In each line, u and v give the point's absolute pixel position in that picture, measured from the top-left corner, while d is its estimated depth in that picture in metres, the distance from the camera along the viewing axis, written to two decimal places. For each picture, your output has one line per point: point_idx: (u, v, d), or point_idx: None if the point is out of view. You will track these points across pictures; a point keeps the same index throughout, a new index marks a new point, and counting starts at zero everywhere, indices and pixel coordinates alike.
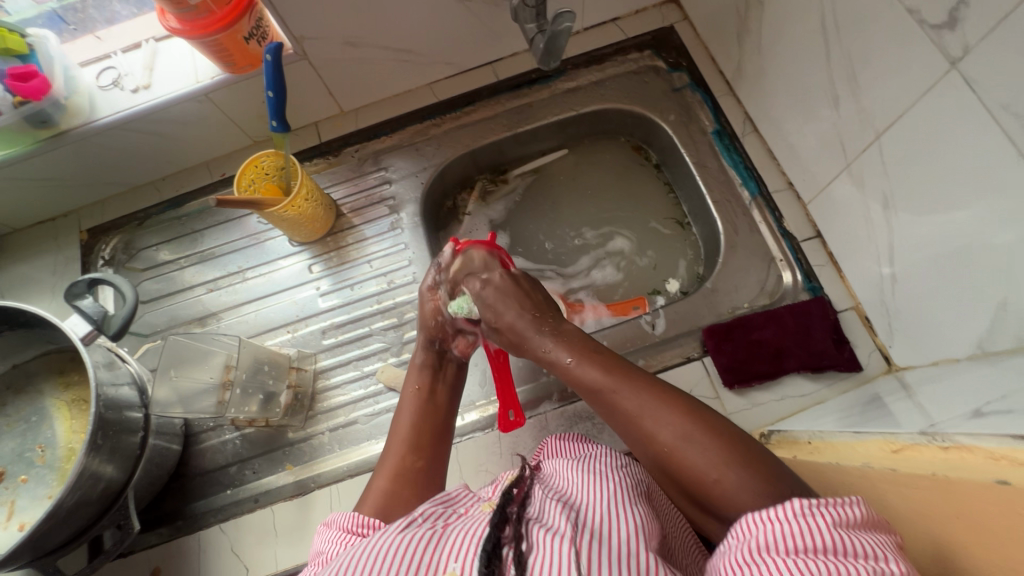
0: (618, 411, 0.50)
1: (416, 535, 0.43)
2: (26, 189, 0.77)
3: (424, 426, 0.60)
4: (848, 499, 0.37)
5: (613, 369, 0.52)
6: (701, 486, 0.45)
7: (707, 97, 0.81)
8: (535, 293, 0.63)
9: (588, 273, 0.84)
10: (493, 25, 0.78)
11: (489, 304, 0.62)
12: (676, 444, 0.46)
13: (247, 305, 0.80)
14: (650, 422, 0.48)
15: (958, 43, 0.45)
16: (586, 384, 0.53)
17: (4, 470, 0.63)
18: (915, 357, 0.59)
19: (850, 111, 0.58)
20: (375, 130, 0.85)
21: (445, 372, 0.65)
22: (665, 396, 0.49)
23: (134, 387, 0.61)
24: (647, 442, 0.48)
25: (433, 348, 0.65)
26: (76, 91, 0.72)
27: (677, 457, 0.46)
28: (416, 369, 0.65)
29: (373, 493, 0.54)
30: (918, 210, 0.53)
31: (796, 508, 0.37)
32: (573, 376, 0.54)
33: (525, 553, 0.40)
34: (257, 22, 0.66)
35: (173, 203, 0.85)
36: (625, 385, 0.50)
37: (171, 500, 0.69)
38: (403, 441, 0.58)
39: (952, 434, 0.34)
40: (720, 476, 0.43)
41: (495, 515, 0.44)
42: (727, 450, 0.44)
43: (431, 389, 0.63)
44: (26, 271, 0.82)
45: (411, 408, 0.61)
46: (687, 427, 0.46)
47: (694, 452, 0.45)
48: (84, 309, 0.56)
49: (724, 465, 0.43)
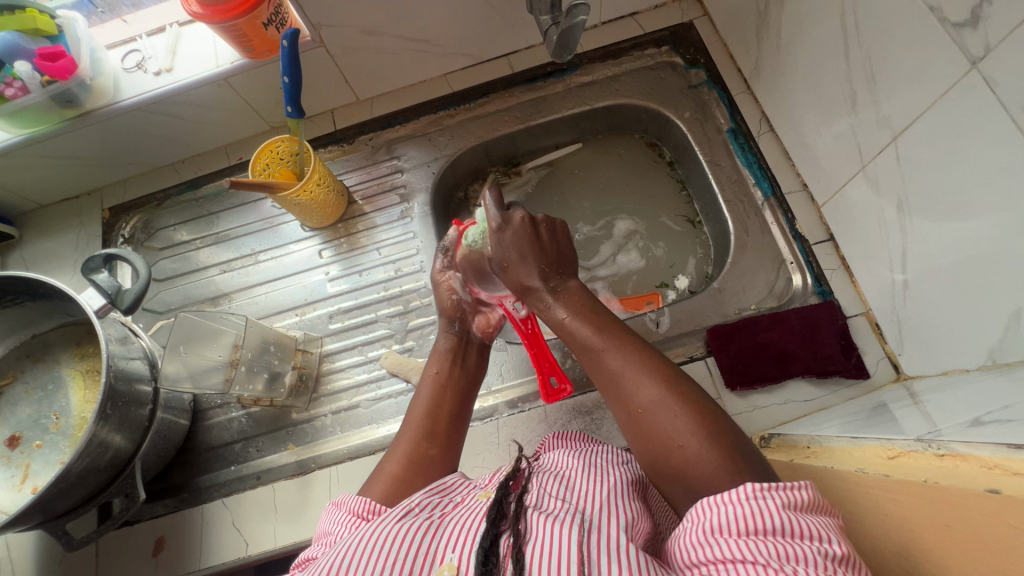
0: (602, 368, 0.50)
1: (413, 525, 0.43)
2: (52, 165, 0.80)
3: (438, 413, 0.60)
4: (799, 484, 0.37)
5: (607, 329, 0.52)
6: (662, 453, 0.45)
7: (724, 95, 0.80)
8: (540, 232, 0.58)
9: (613, 260, 0.84)
10: (508, 17, 0.78)
11: (496, 251, 0.58)
12: (650, 410, 0.46)
13: (258, 287, 0.82)
14: (633, 384, 0.48)
15: (980, 43, 0.43)
16: (577, 341, 0.53)
17: (20, 434, 0.65)
18: (924, 367, 0.57)
19: (867, 112, 0.57)
20: (389, 120, 0.86)
21: (466, 359, 0.65)
22: (657, 364, 0.48)
23: (145, 361, 0.64)
24: (623, 402, 0.48)
25: (453, 331, 0.66)
26: (102, 72, 0.74)
27: (648, 422, 0.46)
28: (436, 356, 0.65)
29: (384, 474, 0.55)
30: (932, 215, 0.52)
31: (746, 491, 0.36)
32: (566, 329, 0.54)
33: (522, 543, 0.40)
34: (276, 8, 0.68)
35: (191, 185, 0.87)
36: (614, 347, 0.50)
37: (177, 472, 0.71)
38: (416, 429, 0.58)
39: (949, 441, 0.34)
40: (685, 445, 0.43)
41: (491, 510, 0.43)
42: (697, 423, 0.44)
43: (449, 374, 0.63)
44: (50, 246, 0.85)
45: (425, 394, 0.62)
46: (665, 394, 0.46)
47: (667, 419, 0.45)
48: (100, 284, 0.58)
49: (695, 437, 0.43)
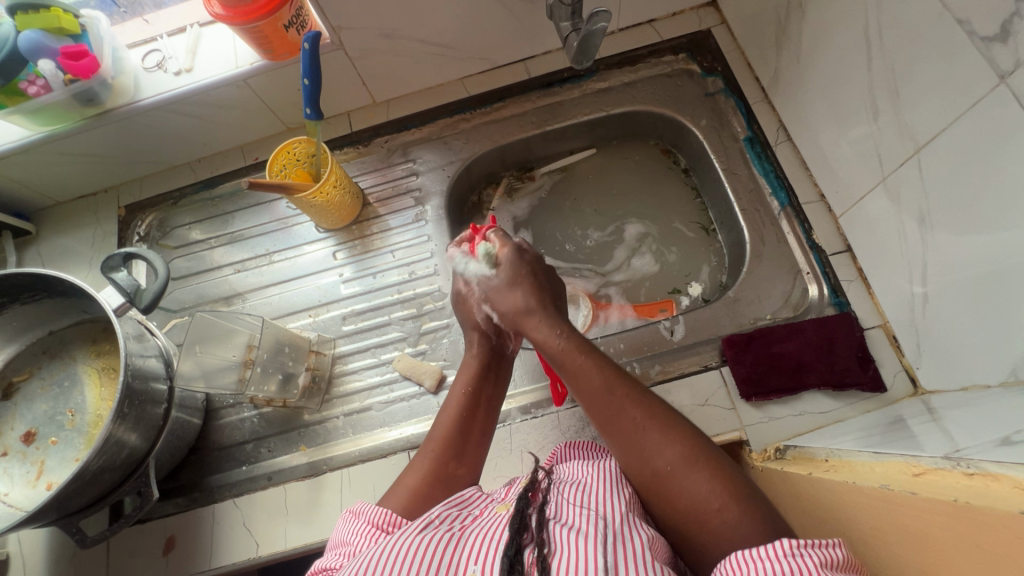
0: (620, 421, 0.49)
1: (435, 537, 0.43)
2: (70, 163, 0.80)
3: (467, 428, 0.58)
4: (831, 543, 0.37)
5: (620, 376, 0.51)
6: (696, 518, 0.43)
7: (741, 103, 0.80)
8: (536, 269, 0.62)
9: (628, 265, 0.84)
10: (527, 23, 0.78)
11: (505, 274, 0.61)
12: (678, 469, 0.45)
13: (271, 288, 0.82)
14: (655, 441, 0.46)
15: (1009, 58, 0.43)
16: (589, 392, 0.51)
17: (35, 430, 0.66)
18: (943, 382, 0.57)
19: (889, 123, 0.57)
20: (405, 123, 0.86)
21: (497, 375, 0.63)
22: (670, 420, 0.48)
23: (160, 359, 0.64)
24: (644, 459, 0.47)
25: (485, 344, 0.64)
26: (123, 72, 0.74)
27: (676, 482, 0.45)
28: (467, 370, 0.62)
29: (403, 488, 0.53)
30: (955, 229, 0.51)
31: (784, 548, 0.37)
32: (576, 379, 0.51)
33: (548, 557, 0.39)
34: (297, 11, 0.68)
35: (207, 184, 0.88)
36: (632, 397, 0.49)
37: (189, 471, 0.72)
38: (444, 446, 0.56)
39: (979, 461, 0.34)
40: (723, 510, 0.42)
41: (513, 522, 0.43)
42: (730, 485, 0.43)
43: (481, 392, 0.61)
44: (66, 243, 0.85)
45: (451, 406, 0.59)
46: (691, 453, 0.45)
47: (697, 480, 0.44)
48: (118, 282, 0.59)
49: (731, 501, 0.42)
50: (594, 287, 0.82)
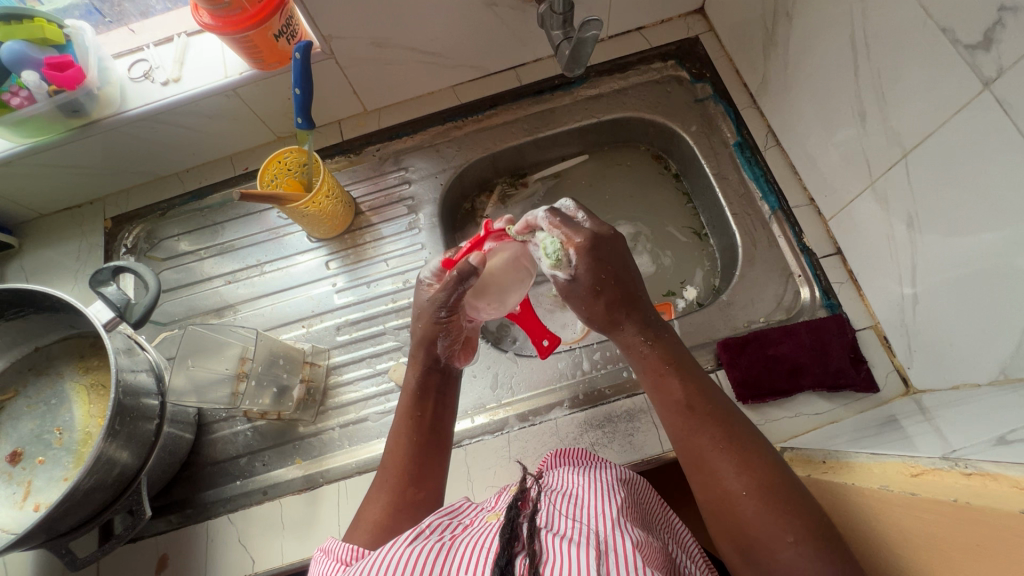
0: (698, 439, 0.50)
1: (425, 548, 0.42)
2: (55, 175, 0.79)
3: (422, 455, 0.57)
4: None
5: (707, 395, 0.52)
6: (766, 545, 0.44)
7: (730, 109, 0.81)
8: (626, 264, 0.56)
9: None
10: (518, 31, 0.78)
11: (585, 272, 0.54)
12: (754, 496, 0.46)
13: (263, 298, 0.81)
14: (732, 466, 0.47)
15: (992, 65, 0.44)
16: (672, 404, 0.52)
17: (22, 450, 0.64)
18: (934, 381, 0.58)
19: (876, 129, 0.58)
20: (397, 130, 0.86)
21: (444, 396, 0.60)
22: (753, 447, 0.48)
23: (151, 374, 0.62)
24: (716, 481, 0.48)
25: (431, 369, 0.59)
26: (110, 82, 0.73)
27: (751, 509, 0.45)
28: (408, 396, 0.59)
29: (366, 519, 0.54)
30: (942, 230, 0.52)
31: None
32: (660, 389, 0.53)
33: (539, 564, 0.39)
34: (288, 20, 0.67)
35: (196, 195, 0.86)
36: (716, 418, 0.50)
37: (180, 487, 0.70)
38: (399, 473, 0.56)
39: (977, 460, 0.34)
40: (799, 544, 0.43)
41: (503, 531, 0.42)
42: (805, 518, 0.44)
43: (427, 416, 0.59)
44: (50, 256, 0.83)
45: (399, 433, 0.58)
46: (771, 482, 0.46)
47: (772, 510, 0.45)
48: (107, 296, 0.57)
49: (807, 536, 0.43)
50: None
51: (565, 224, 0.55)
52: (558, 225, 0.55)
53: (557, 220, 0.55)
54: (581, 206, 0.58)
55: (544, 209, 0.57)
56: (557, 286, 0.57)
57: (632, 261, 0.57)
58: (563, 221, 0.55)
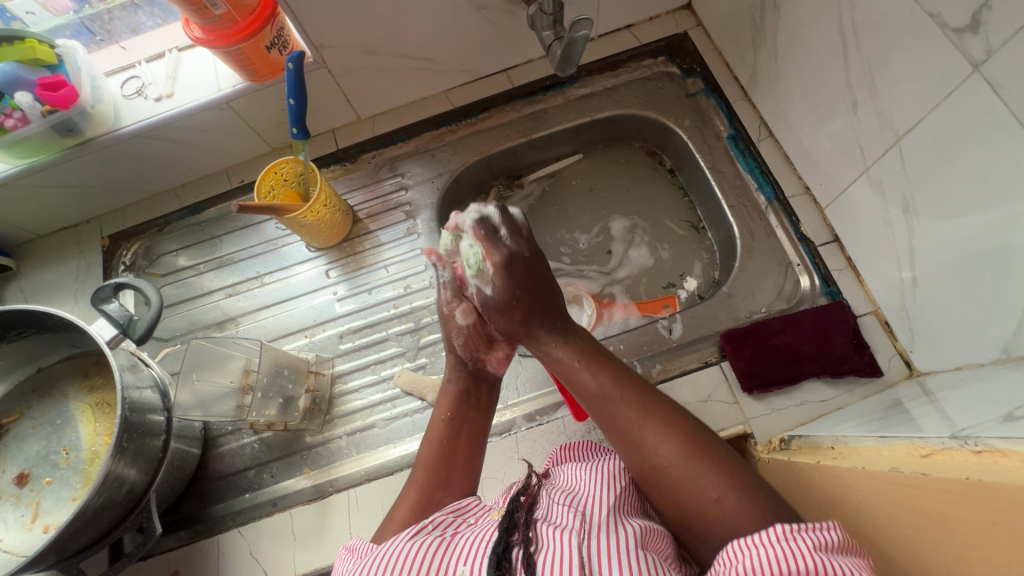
0: (619, 419, 0.49)
1: (425, 542, 0.43)
2: (51, 195, 0.79)
3: (454, 456, 0.56)
4: (830, 524, 0.37)
5: (619, 379, 0.51)
6: (697, 509, 0.43)
7: (722, 103, 0.81)
8: (542, 276, 0.57)
9: (626, 260, 0.85)
10: (508, 33, 0.79)
11: (501, 290, 0.56)
12: (676, 463, 0.45)
13: (264, 310, 0.81)
14: (652, 437, 0.47)
15: (981, 47, 0.45)
16: (587, 394, 0.52)
17: (28, 472, 0.64)
18: (936, 363, 0.58)
19: (867, 116, 0.58)
20: (391, 137, 0.86)
21: (480, 399, 0.62)
22: (670, 417, 0.48)
23: (156, 390, 0.62)
24: (637, 453, 0.47)
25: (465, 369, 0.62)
26: (103, 100, 0.73)
27: (675, 476, 0.45)
28: (447, 398, 0.61)
29: (395, 516, 0.52)
30: (936, 213, 0.53)
31: (778, 532, 0.36)
32: (576, 379, 0.53)
33: (533, 554, 0.40)
34: (279, 31, 0.68)
35: (193, 210, 0.86)
36: (629, 399, 0.49)
37: (188, 503, 0.70)
38: (429, 476, 0.54)
39: (985, 437, 0.35)
40: (722, 499, 0.42)
41: (502, 522, 0.44)
42: (730, 473, 0.43)
43: (463, 416, 0.59)
44: (49, 277, 0.83)
45: (431, 436, 0.58)
46: (690, 445, 0.46)
47: (694, 472, 0.44)
48: (110, 313, 0.57)
49: (729, 490, 0.42)
50: (601, 286, 0.83)
51: (488, 241, 0.56)
52: (480, 238, 0.57)
53: (483, 233, 0.57)
54: (510, 218, 0.58)
55: (474, 216, 0.59)
56: (478, 299, 0.60)
57: (546, 273, 0.58)
58: (490, 237, 0.56)
